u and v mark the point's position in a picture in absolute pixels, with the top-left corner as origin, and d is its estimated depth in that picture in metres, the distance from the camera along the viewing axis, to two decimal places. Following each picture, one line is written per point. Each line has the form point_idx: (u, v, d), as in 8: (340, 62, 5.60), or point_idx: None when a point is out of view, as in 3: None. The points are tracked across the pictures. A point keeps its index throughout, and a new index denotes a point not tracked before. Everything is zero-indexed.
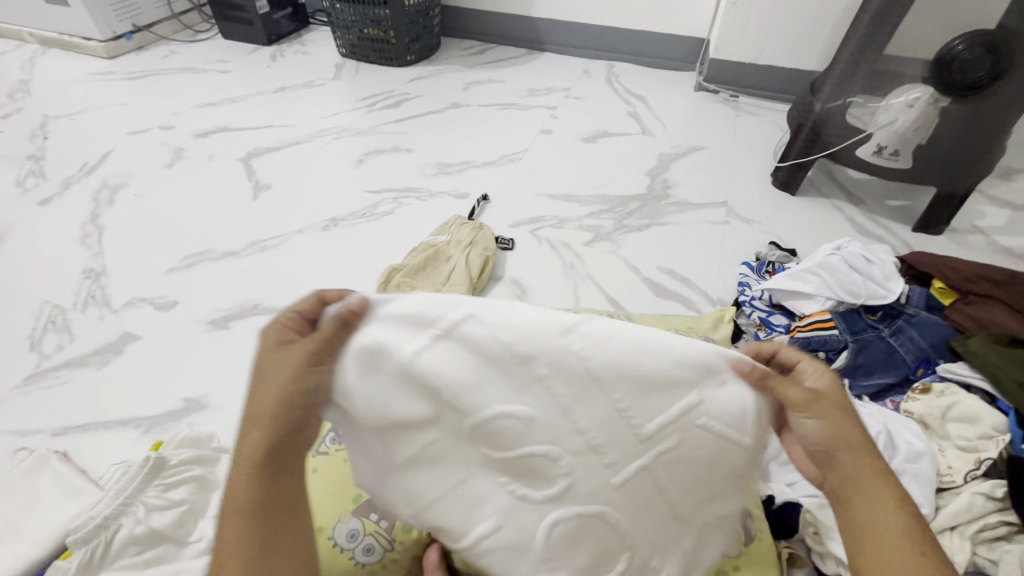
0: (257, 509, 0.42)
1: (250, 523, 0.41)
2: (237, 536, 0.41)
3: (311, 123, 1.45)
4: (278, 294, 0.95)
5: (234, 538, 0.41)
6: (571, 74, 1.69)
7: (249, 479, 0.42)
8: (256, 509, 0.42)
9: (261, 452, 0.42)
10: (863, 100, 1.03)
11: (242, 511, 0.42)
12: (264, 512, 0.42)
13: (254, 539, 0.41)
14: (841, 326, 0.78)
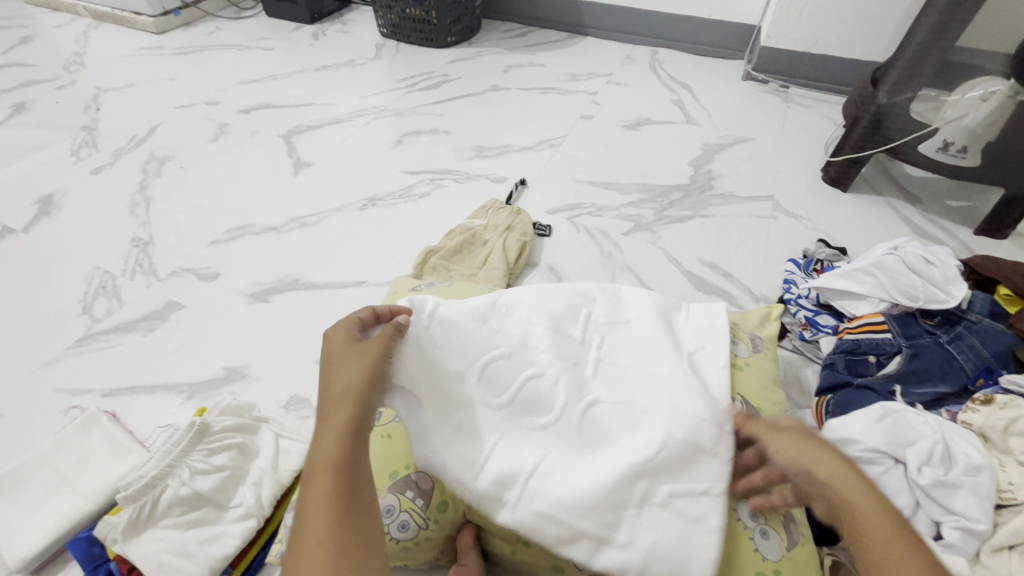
0: (346, 468, 0.44)
1: (341, 480, 0.43)
2: (326, 488, 0.42)
3: (351, 102, 1.46)
4: (316, 270, 0.96)
5: (325, 490, 0.42)
6: (613, 60, 1.65)
7: (338, 440, 0.45)
8: (343, 470, 0.44)
9: (349, 414, 0.47)
10: (931, 93, 0.97)
11: (331, 468, 0.43)
12: (349, 473, 0.44)
13: (343, 495, 0.42)
14: (895, 330, 0.74)
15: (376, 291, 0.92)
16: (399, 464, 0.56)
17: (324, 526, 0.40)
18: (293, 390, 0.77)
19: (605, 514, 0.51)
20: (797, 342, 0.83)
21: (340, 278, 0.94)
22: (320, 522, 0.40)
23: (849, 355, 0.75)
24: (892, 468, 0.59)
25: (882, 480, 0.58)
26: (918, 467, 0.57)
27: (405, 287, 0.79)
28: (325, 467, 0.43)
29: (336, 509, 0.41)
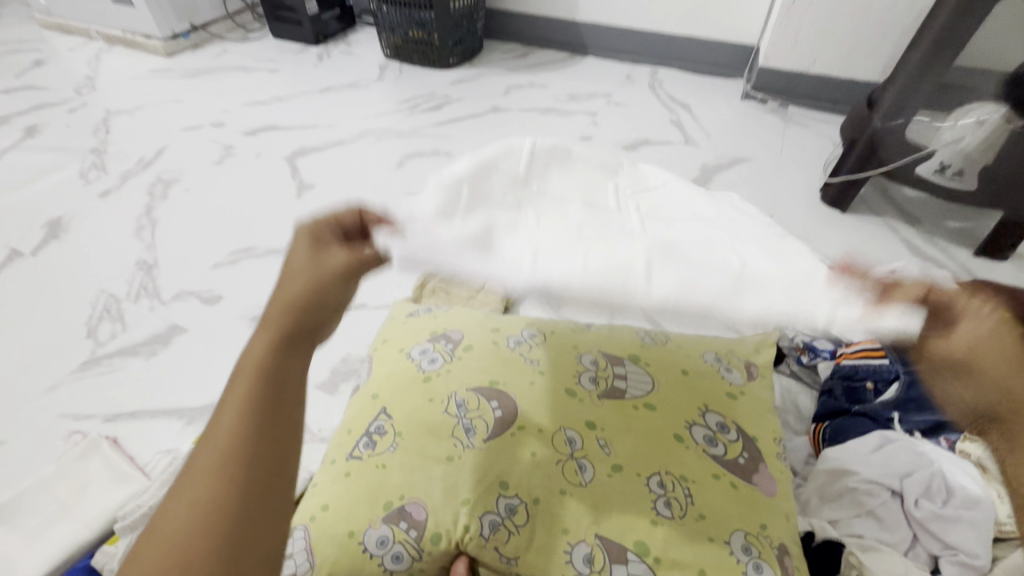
0: (243, 465, 0.32)
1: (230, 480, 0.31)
2: (207, 491, 0.31)
3: (354, 124, 1.49)
4: None
5: (214, 479, 0.32)
6: (613, 80, 1.67)
7: (217, 434, 0.33)
8: (243, 457, 0.32)
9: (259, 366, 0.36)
10: (925, 115, 0.99)
11: (217, 462, 0.32)
12: (246, 465, 0.32)
13: (231, 498, 0.31)
14: (893, 356, 0.75)
15: (376, 315, 0.93)
16: (393, 494, 0.56)
17: (196, 526, 0.30)
18: None
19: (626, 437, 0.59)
20: (795, 367, 0.83)
21: None
22: (190, 528, 0.30)
23: (846, 381, 0.76)
24: (889, 500, 0.59)
25: (879, 512, 0.59)
26: (914, 501, 0.58)
27: (403, 312, 0.80)
28: (202, 471, 0.32)
29: (210, 518, 0.30)
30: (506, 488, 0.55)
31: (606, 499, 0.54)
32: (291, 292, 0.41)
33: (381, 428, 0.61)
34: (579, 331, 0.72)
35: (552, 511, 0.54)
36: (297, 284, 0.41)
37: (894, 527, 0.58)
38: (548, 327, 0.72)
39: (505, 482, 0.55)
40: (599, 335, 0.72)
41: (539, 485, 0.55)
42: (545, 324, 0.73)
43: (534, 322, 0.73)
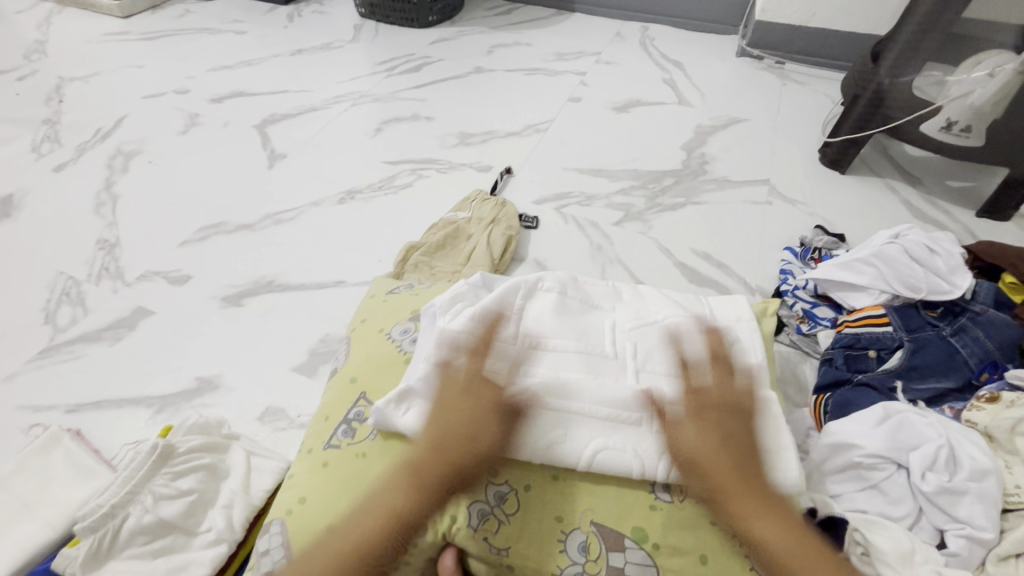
0: (409, 516, 0.50)
1: (398, 526, 0.50)
2: (374, 527, 0.50)
3: (328, 88, 1.39)
4: (293, 271, 0.91)
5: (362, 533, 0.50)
6: (601, 37, 1.58)
7: (408, 485, 0.51)
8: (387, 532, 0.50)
9: (433, 467, 0.52)
10: (930, 67, 0.92)
11: (384, 513, 0.50)
12: (409, 516, 0.50)
13: (368, 549, 0.49)
14: (896, 323, 0.72)
15: (355, 292, 0.88)
16: (374, 486, 0.53)
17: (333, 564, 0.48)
18: (269, 400, 0.74)
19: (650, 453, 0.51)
20: (794, 336, 0.81)
21: (318, 278, 0.90)
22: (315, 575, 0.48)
23: (848, 350, 0.73)
24: (894, 474, 0.56)
25: (883, 486, 0.56)
26: (921, 474, 0.55)
27: (383, 289, 0.75)
28: (389, 508, 0.51)
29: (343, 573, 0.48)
30: (495, 475, 0.52)
31: (600, 484, 0.52)
32: (463, 421, 0.53)
33: (360, 415, 0.58)
34: (585, 330, 0.60)
35: (544, 499, 0.52)
36: (451, 422, 0.53)
37: (899, 501, 0.56)
38: (551, 329, 0.59)
39: (495, 469, 0.53)
40: (611, 342, 0.59)
41: (530, 471, 0.53)
42: (544, 319, 0.60)
43: (529, 320, 0.60)
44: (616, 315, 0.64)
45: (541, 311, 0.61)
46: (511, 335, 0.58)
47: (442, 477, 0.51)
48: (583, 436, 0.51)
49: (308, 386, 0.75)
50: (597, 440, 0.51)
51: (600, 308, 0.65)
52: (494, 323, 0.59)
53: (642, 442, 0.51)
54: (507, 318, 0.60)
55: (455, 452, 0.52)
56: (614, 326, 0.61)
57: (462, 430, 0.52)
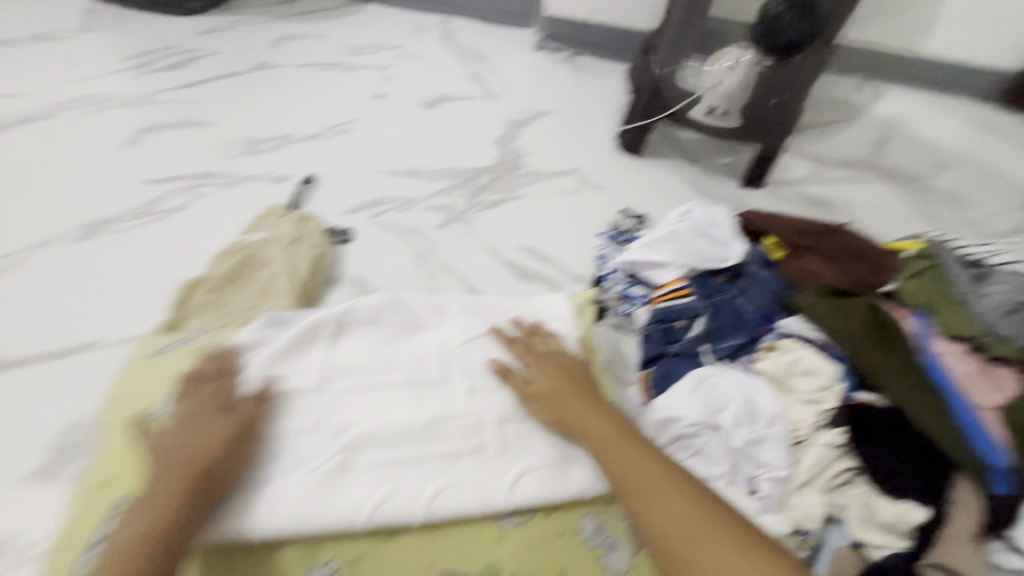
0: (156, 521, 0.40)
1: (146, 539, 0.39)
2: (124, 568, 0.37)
3: (54, 91, 1.08)
4: (14, 340, 0.68)
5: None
6: (402, 29, 1.50)
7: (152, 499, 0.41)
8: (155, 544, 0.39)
9: (185, 478, 0.42)
10: (693, 63, 1.05)
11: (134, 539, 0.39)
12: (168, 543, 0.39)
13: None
14: (697, 293, 0.79)
15: (114, 354, 0.68)
16: None
17: None
18: None
19: (487, 477, 0.48)
20: (616, 317, 0.83)
21: (54, 345, 0.68)
22: None
23: (662, 323, 0.78)
24: (710, 436, 0.61)
25: (703, 449, 0.61)
26: (729, 431, 0.61)
27: (148, 350, 0.59)
28: (145, 537, 0.39)
29: None
30: (315, 557, 0.44)
31: (440, 527, 0.46)
32: (196, 419, 0.46)
33: None
34: (407, 358, 0.55)
35: (379, 565, 0.44)
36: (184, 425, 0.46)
37: (715, 461, 0.61)
38: (370, 365, 0.53)
39: (314, 551, 0.44)
40: (439, 366, 0.55)
41: (358, 541, 0.45)
42: (353, 355, 0.54)
43: (339, 358, 0.53)
44: (445, 332, 0.58)
45: (346, 345, 0.55)
46: (314, 385, 0.51)
47: (188, 482, 0.42)
48: (415, 482, 0.46)
49: (52, 497, 0.56)
50: (431, 486, 0.46)
51: (427, 327, 0.59)
52: (287, 375, 0.52)
53: (483, 473, 0.48)
54: (310, 363, 0.52)
55: (199, 463, 0.43)
56: (441, 347, 0.56)
57: (191, 441, 0.44)
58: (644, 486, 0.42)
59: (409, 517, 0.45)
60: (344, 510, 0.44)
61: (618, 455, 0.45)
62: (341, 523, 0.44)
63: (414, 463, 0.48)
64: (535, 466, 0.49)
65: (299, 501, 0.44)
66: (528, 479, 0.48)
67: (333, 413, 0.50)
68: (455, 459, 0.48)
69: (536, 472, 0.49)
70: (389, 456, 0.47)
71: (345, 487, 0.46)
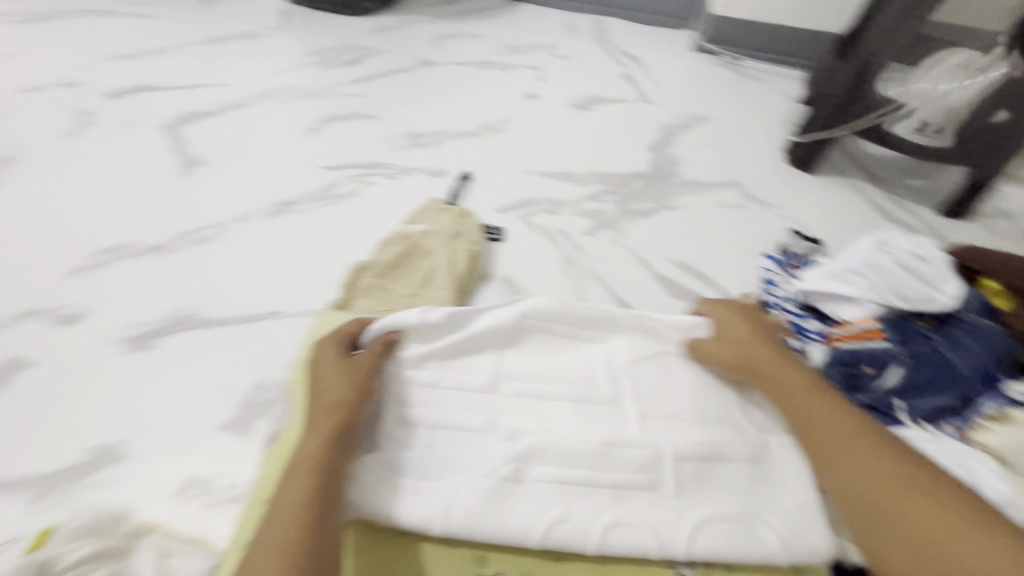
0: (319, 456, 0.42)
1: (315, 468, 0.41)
2: (303, 488, 0.40)
3: (253, 82, 1.22)
4: (216, 302, 0.77)
5: (299, 493, 0.39)
6: (555, 29, 1.50)
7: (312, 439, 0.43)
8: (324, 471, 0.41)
9: (328, 416, 0.45)
10: (901, 71, 0.91)
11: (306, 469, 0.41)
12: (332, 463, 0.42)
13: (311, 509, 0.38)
14: (891, 335, 0.67)
15: (294, 324, 0.75)
16: None
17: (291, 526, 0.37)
18: (192, 469, 0.60)
19: (663, 519, 0.45)
20: None
21: (247, 309, 0.76)
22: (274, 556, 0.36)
23: (845, 368, 0.68)
24: None
25: None
26: None
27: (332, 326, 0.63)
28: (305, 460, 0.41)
29: (293, 539, 0.37)
30: (484, 565, 0.43)
31: (611, 562, 0.43)
32: (332, 373, 0.49)
33: None
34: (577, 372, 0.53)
35: None
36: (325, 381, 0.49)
37: None
38: (536, 375, 0.52)
39: (483, 557, 0.43)
40: (609, 384, 0.52)
41: (527, 557, 0.43)
42: (519, 359, 0.53)
43: (508, 361, 0.53)
44: (610, 348, 0.56)
45: (513, 348, 0.54)
46: (485, 386, 0.51)
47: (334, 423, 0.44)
48: (588, 509, 0.44)
49: (242, 448, 0.62)
50: (605, 516, 0.44)
51: (589, 339, 0.57)
52: (459, 369, 0.52)
53: (659, 514, 0.45)
54: (481, 363, 0.52)
55: (339, 399, 0.46)
56: (611, 364, 0.54)
57: (333, 392, 0.47)
58: (837, 451, 0.47)
59: (582, 543, 0.43)
60: (517, 524, 0.43)
61: (814, 425, 0.49)
62: (512, 537, 0.43)
63: (586, 488, 0.45)
64: (715, 518, 0.45)
65: (474, 504, 0.43)
66: (708, 531, 0.44)
67: (504, 416, 0.49)
68: (629, 491, 0.46)
69: (717, 523, 0.45)
70: (563, 476, 0.45)
71: (517, 499, 0.44)
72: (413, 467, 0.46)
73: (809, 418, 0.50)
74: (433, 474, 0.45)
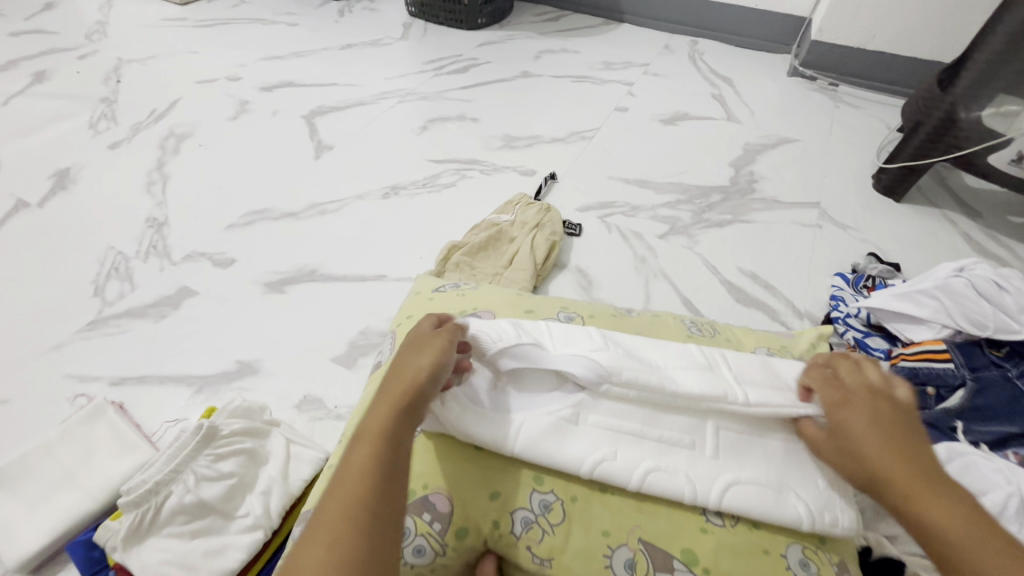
0: (390, 434, 0.44)
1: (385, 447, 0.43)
2: (371, 459, 0.42)
3: (376, 84, 1.41)
4: (335, 262, 0.92)
5: (364, 465, 0.42)
6: (650, 49, 1.57)
7: (384, 407, 0.45)
8: (390, 444, 0.43)
9: (402, 392, 0.46)
10: (1004, 102, 0.89)
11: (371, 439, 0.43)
12: (400, 443, 0.44)
13: (375, 484, 0.41)
14: (958, 360, 0.68)
15: (395, 287, 0.88)
16: (415, 483, 0.51)
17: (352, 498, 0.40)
18: (308, 389, 0.74)
19: (699, 475, 0.49)
20: None
21: (359, 271, 0.90)
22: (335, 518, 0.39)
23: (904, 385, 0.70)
24: None
25: None
26: None
27: (428, 286, 0.74)
28: (374, 433, 0.43)
29: (353, 513, 0.39)
30: (540, 484, 0.51)
31: (648, 501, 0.50)
32: (417, 352, 0.50)
33: None
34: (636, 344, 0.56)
35: (591, 512, 0.49)
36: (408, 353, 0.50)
37: None
38: (618, 341, 0.56)
39: (540, 478, 0.51)
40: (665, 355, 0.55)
41: (577, 484, 0.51)
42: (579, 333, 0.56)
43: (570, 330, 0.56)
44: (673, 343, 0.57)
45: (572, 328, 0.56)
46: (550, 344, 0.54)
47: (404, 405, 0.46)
48: (633, 454, 0.50)
49: (347, 378, 0.75)
50: (646, 462, 0.49)
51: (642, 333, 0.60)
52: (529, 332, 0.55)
53: (696, 468, 0.49)
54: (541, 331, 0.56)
55: (416, 377, 0.47)
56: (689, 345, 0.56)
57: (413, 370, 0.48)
58: (887, 462, 0.43)
59: (622, 481, 0.49)
60: (567, 456, 0.50)
61: (849, 419, 0.47)
62: (565, 466, 0.50)
63: (633, 436, 0.50)
64: (750, 483, 0.49)
65: (535, 433, 0.50)
66: (740, 493, 0.48)
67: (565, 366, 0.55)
68: (671, 446, 0.50)
69: (750, 488, 0.48)
70: (613, 424, 0.51)
71: (572, 436, 0.50)
72: (495, 399, 0.52)
73: (852, 420, 0.46)
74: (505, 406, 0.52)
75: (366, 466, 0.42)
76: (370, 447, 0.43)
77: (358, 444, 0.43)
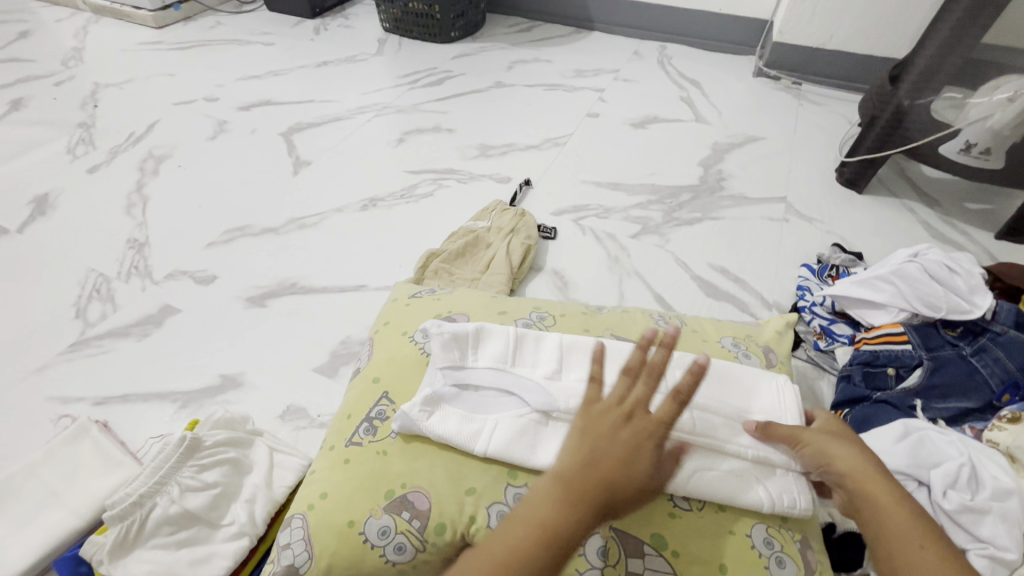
0: (561, 534, 0.42)
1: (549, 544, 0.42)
2: (530, 543, 0.41)
3: (353, 99, 1.43)
4: (316, 274, 0.93)
5: (523, 552, 0.41)
6: (620, 55, 1.61)
7: (563, 498, 0.43)
8: (559, 543, 0.41)
9: (595, 483, 0.43)
10: (950, 93, 0.94)
11: (532, 526, 0.42)
12: (566, 540, 0.42)
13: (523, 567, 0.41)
14: (915, 341, 0.71)
15: (375, 297, 0.90)
16: (394, 483, 0.53)
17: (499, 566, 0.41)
18: (291, 399, 0.75)
19: None
20: (812, 352, 0.82)
21: (339, 282, 0.92)
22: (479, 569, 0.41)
23: (866, 367, 0.73)
24: (915, 491, 0.56)
25: None
26: (943, 491, 0.54)
27: (405, 293, 0.76)
28: (543, 522, 0.42)
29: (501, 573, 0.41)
30: (514, 478, 0.52)
31: None
32: (620, 448, 0.45)
33: (382, 413, 0.58)
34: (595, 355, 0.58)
35: None
36: (602, 436, 0.45)
37: None
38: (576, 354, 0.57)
39: (513, 472, 0.52)
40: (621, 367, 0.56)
41: None
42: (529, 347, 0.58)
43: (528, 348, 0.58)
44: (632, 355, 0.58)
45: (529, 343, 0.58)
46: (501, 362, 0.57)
47: (594, 503, 0.43)
48: None
49: (329, 387, 0.76)
50: None
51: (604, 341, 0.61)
52: (482, 352, 0.58)
53: None
54: (495, 346, 0.58)
55: (612, 474, 0.44)
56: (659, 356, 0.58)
57: (616, 466, 0.44)
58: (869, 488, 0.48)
59: None
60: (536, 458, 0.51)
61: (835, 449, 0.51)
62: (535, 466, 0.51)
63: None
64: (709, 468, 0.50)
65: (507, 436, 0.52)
66: (703, 480, 0.50)
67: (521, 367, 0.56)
68: None
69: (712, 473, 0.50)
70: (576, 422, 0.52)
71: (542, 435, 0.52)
72: (467, 403, 0.55)
73: (834, 448, 0.51)
74: (475, 410, 0.54)
75: (524, 548, 0.41)
76: (536, 533, 0.42)
77: (525, 517, 0.43)
